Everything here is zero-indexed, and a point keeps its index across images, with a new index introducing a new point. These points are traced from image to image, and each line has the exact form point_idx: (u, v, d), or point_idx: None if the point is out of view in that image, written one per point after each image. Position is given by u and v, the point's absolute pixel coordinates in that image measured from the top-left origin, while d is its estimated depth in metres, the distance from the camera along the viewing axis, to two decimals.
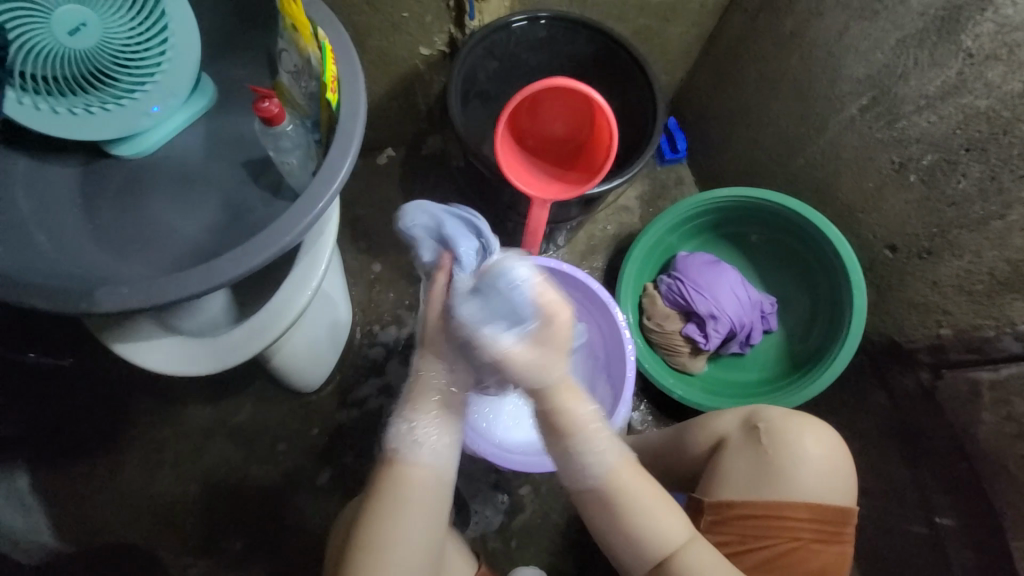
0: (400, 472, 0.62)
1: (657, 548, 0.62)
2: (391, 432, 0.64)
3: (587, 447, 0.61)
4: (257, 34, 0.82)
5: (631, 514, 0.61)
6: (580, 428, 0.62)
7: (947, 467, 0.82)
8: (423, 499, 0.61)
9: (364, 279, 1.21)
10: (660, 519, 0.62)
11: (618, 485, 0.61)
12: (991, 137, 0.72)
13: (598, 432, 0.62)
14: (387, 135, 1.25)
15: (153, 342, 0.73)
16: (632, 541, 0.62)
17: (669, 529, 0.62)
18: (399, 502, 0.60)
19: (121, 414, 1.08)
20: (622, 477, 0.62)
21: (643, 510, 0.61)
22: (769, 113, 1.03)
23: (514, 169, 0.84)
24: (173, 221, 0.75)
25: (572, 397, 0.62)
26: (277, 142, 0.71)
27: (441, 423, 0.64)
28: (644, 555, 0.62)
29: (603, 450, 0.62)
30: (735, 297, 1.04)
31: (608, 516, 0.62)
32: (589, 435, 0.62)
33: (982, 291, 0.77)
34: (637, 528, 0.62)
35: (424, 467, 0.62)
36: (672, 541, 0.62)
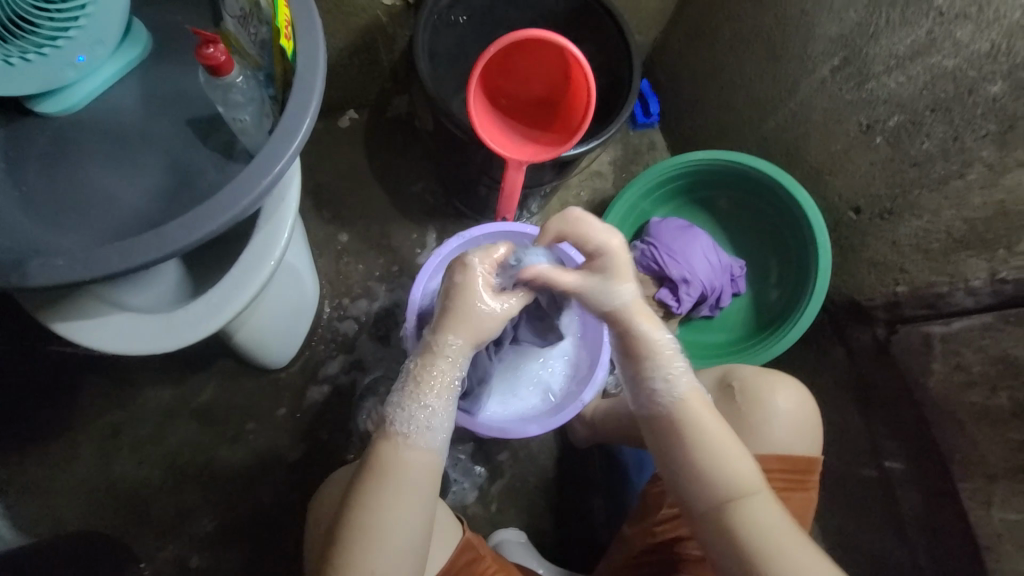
0: (392, 454, 0.61)
1: (727, 487, 0.61)
2: (394, 416, 0.63)
3: (658, 368, 0.65)
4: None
5: (707, 444, 0.62)
6: (659, 350, 0.66)
7: (899, 415, 0.87)
8: (414, 482, 0.61)
9: (330, 249, 1.16)
10: (734, 454, 0.62)
11: (688, 409, 0.64)
12: (955, 97, 0.73)
13: (674, 358, 0.66)
14: (349, 95, 1.17)
15: (97, 321, 0.65)
16: (704, 476, 0.62)
17: (740, 463, 0.62)
18: (389, 483, 0.60)
19: (71, 399, 1.01)
20: (691, 406, 0.64)
21: (719, 440, 0.63)
22: (742, 75, 1.02)
23: (488, 129, 0.79)
24: (112, 186, 0.68)
25: (646, 315, 0.68)
26: (226, 95, 0.64)
27: (442, 398, 0.65)
28: (711, 494, 0.61)
29: (679, 375, 0.65)
30: (707, 261, 1.05)
31: (680, 440, 0.63)
32: (665, 357, 0.66)
33: (938, 249, 0.80)
34: (713, 462, 0.62)
35: (414, 447, 0.62)
36: (743, 478, 0.61)
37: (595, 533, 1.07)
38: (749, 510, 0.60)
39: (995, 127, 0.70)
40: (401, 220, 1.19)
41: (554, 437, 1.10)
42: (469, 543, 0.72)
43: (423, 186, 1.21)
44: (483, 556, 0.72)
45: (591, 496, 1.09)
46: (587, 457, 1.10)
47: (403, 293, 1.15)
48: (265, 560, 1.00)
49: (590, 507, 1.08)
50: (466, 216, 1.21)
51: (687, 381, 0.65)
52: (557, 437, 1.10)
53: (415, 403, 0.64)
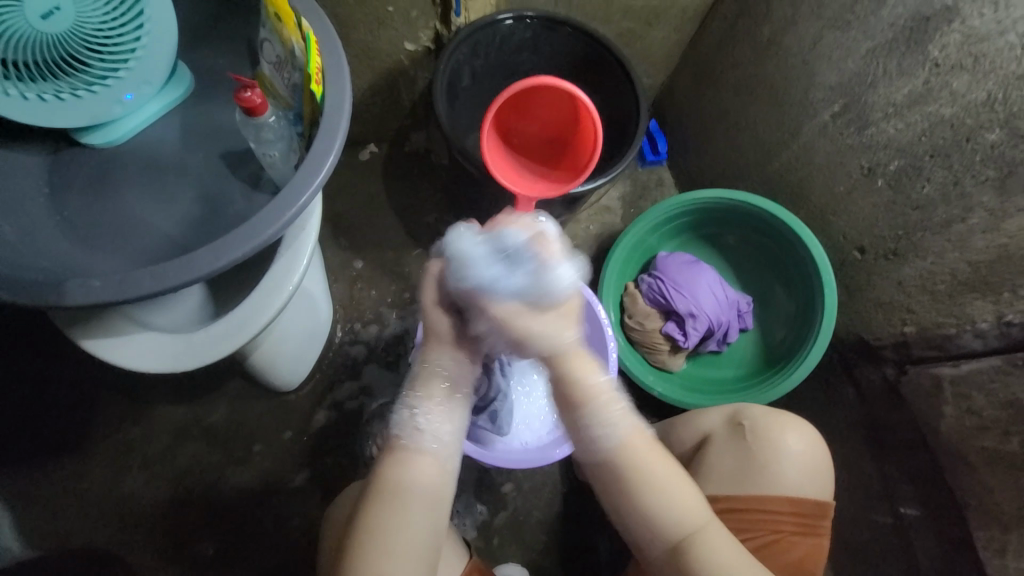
0: (402, 461, 0.61)
1: (675, 529, 0.62)
2: (393, 421, 0.64)
3: (597, 415, 0.62)
4: (238, 23, 0.80)
5: (652, 492, 0.61)
6: (592, 396, 0.63)
7: (911, 459, 0.86)
8: (426, 489, 0.61)
9: (345, 276, 1.20)
10: (680, 498, 0.62)
11: (631, 458, 0.61)
12: (954, 144, 0.75)
13: (611, 403, 0.63)
14: (370, 131, 1.24)
15: (123, 339, 0.69)
16: (651, 523, 0.62)
17: (688, 503, 0.62)
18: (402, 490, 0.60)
19: (88, 414, 1.04)
20: (633, 453, 0.62)
21: (665, 487, 0.61)
22: (747, 117, 1.06)
23: (500, 167, 0.84)
24: (147, 213, 0.72)
25: (580, 361, 0.63)
26: (259, 132, 0.69)
27: (450, 406, 0.64)
28: (659, 537, 0.62)
29: (618, 418, 0.63)
30: (713, 296, 1.06)
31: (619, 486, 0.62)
32: (602, 403, 0.63)
33: (944, 291, 0.81)
34: (659, 508, 0.61)
35: (429, 454, 0.62)
36: (688, 519, 0.62)
37: (598, 572, 1.05)
38: (698, 551, 0.61)
39: (994, 173, 0.72)
40: (414, 249, 1.23)
41: (558, 469, 1.09)
42: (479, 565, 0.74)
43: (437, 217, 1.25)
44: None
45: (595, 534, 1.07)
46: (592, 491, 1.09)
47: (413, 319, 1.17)
48: None
49: (594, 545, 1.06)
50: None
51: (626, 425, 0.63)
52: (561, 470, 1.09)
53: (414, 409, 0.64)
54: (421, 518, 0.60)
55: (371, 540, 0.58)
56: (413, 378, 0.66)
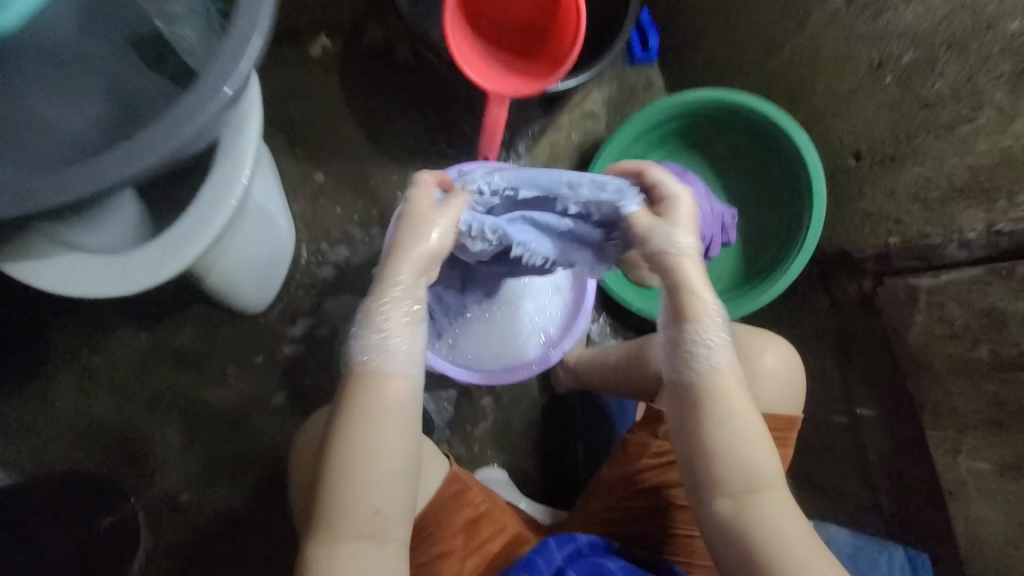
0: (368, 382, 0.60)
1: (739, 478, 0.59)
2: (360, 349, 0.61)
3: (703, 332, 0.61)
4: None
5: (730, 431, 0.59)
6: (705, 315, 0.62)
7: (876, 367, 0.89)
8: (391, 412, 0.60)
9: (305, 191, 1.10)
10: (755, 443, 0.60)
11: (718, 384, 0.61)
12: (975, 33, 0.67)
13: (715, 329, 0.62)
14: (319, 19, 1.07)
15: (54, 261, 0.63)
16: (718, 466, 0.59)
17: (759, 456, 0.59)
18: (371, 415, 0.59)
19: (45, 343, 0.99)
20: (723, 381, 0.61)
21: (745, 427, 0.59)
22: (750, 2, 0.94)
23: (467, 57, 0.72)
24: (48, 114, 0.61)
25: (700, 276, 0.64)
26: (168, 10, 0.64)
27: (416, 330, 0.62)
28: (716, 484, 0.59)
29: (719, 348, 0.62)
30: (698, 210, 1.00)
31: (698, 412, 0.61)
32: (708, 327, 0.62)
33: (937, 199, 0.77)
34: (729, 450, 0.59)
35: (393, 376, 0.60)
36: (755, 467, 0.59)
37: (575, 475, 1.11)
38: (759, 506, 0.58)
39: (1013, 66, 0.65)
40: (380, 161, 1.12)
41: (536, 383, 1.11)
42: (457, 475, 0.75)
43: (403, 124, 1.13)
44: (470, 487, 0.75)
45: (572, 442, 1.11)
46: (569, 404, 1.12)
47: (382, 239, 1.11)
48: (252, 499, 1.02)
49: (570, 452, 1.11)
50: (449, 157, 1.15)
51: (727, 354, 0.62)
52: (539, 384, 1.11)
53: (379, 335, 0.61)
54: (395, 439, 0.59)
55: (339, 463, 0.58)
56: (372, 306, 0.61)
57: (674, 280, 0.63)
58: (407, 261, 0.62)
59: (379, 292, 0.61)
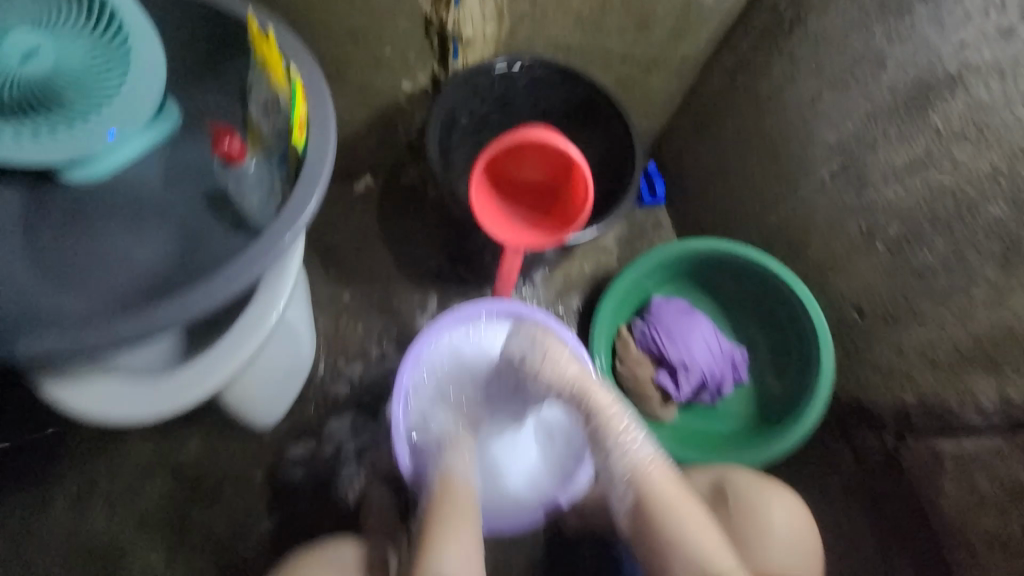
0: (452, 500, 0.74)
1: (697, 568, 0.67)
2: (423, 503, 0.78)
3: (618, 447, 0.77)
4: (218, 58, 0.75)
5: (668, 506, 0.72)
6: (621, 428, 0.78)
7: (909, 534, 0.82)
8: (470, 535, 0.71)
9: (330, 309, 1.17)
10: (691, 532, 0.69)
11: (649, 477, 0.74)
12: (955, 214, 0.73)
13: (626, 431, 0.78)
14: (366, 163, 1.23)
15: (91, 385, 0.66)
16: (673, 548, 0.70)
17: (705, 541, 0.68)
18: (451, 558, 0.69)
19: (55, 448, 1.00)
20: (651, 474, 0.74)
21: (681, 507, 0.71)
22: (745, 166, 1.04)
23: (491, 215, 0.82)
24: (121, 255, 0.70)
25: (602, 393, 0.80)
26: (239, 181, 0.72)
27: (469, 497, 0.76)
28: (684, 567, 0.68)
29: (633, 447, 0.77)
30: (707, 348, 1.04)
31: (652, 513, 0.72)
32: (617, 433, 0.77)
33: (945, 361, 0.77)
34: (675, 526, 0.70)
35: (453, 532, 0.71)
36: (708, 557, 0.67)
37: None
38: None
39: (998, 247, 0.70)
40: (405, 284, 1.21)
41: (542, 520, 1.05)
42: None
43: (429, 251, 1.23)
44: None
45: None
46: (576, 550, 1.04)
47: (396, 358, 1.15)
48: None
49: None
50: (468, 282, 1.22)
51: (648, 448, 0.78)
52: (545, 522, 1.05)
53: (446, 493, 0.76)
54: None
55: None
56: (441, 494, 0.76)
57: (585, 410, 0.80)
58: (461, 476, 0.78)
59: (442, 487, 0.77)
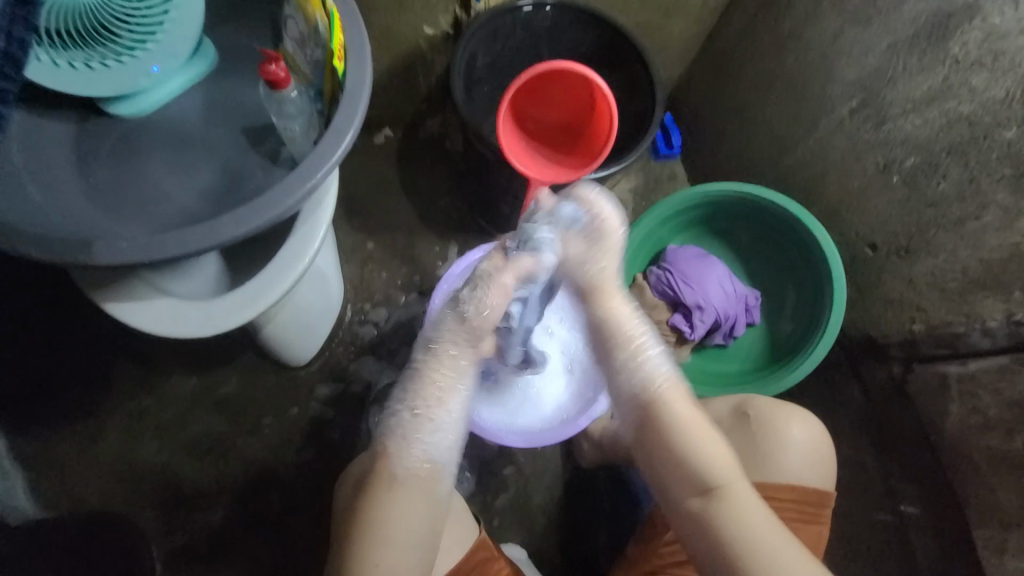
0: (388, 477, 0.61)
1: (697, 477, 0.60)
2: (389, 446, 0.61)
3: (637, 359, 0.62)
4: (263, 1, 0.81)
5: (688, 428, 0.61)
6: (633, 337, 0.63)
7: (912, 456, 0.86)
8: (418, 515, 0.61)
9: (355, 257, 1.21)
10: (714, 450, 0.60)
11: (669, 395, 0.62)
12: (971, 141, 0.76)
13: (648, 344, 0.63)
14: (385, 115, 1.24)
15: (146, 305, 0.71)
16: (681, 464, 0.61)
17: (711, 451, 0.60)
18: (397, 499, 0.60)
19: (105, 383, 1.07)
20: (667, 390, 0.62)
21: (703, 424, 0.61)
22: (763, 110, 1.05)
23: (516, 151, 0.85)
24: (169, 184, 0.74)
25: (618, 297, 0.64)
26: (282, 107, 0.72)
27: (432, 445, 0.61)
28: (685, 482, 0.61)
29: (653, 361, 0.63)
30: (722, 291, 1.07)
31: (656, 426, 0.61)
32: (632, 341, 0.63)
33: (955, 288, 0.81)
34: (690, 445, 0.60)
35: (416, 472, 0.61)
36: (715, 467, 0.60)
37: (595, 553, 1.07)
38: (724, 501, 0.59)
39: (1010, 171, 0.72)
40: (425, 233, 1.24)
41: (560, 454, 1.12)
42: (485, 542, 0.75)
43: (448, 202, 1.26)
44: (497, 557, 0.75)
45: (593, 519, 1.09)
46: (592, 479, 1.11)
47: (419, 304, 1.19)
48: (267, 556, 1.02)
49: (592, 529, 1.08)
50: (487, 232, 1.25)
51: (668, 366, 0.63)
52: (562, 455, 1.11)
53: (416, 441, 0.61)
54: (420, 519, 0.61)
55: (365, 532, 0.60)
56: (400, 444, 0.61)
57: (598, 315, 0.64)
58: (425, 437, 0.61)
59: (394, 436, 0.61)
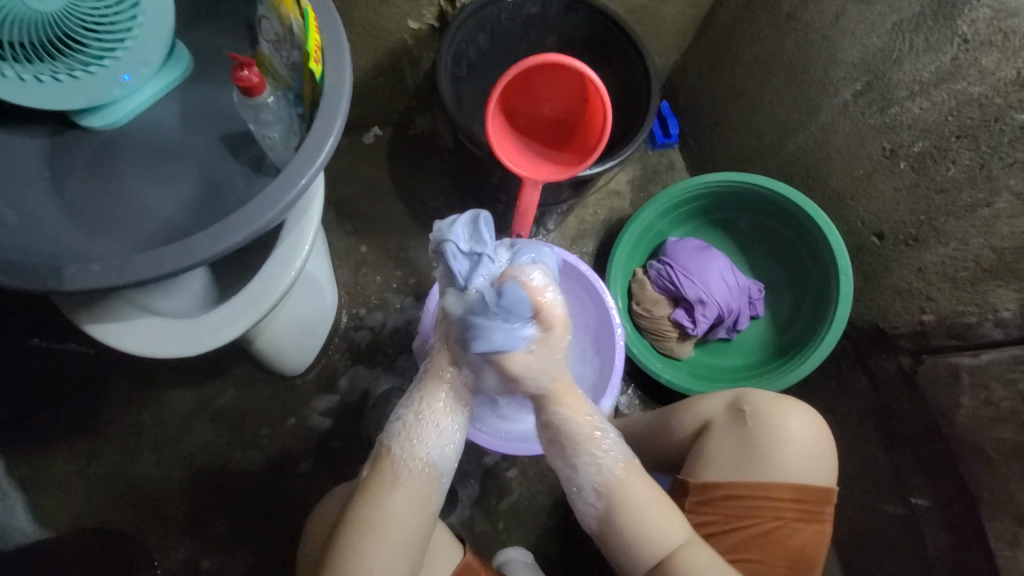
0: (392, 474, 0.64)
1: (651, 551, 0.65)
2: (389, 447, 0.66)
3: (588, 452, 0.67)
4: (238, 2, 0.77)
5: (638, 513, 0.65)
6: (587, 429, 0.69)
7: (924, 450, 0.84)
8: (417, 514, 0.63)
9: (349, 261, 1.18)
10: (663, 528, 0.65)
11: (622, 482, 0.67)
12: (982, 124, 0.73)
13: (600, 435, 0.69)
14: (373, 113, 1.21)
15: (128, 325, 0.69)
16: (637, 545, 0.65)
17: (666, 527, 0.65)
18: (392, 502, 0.62)
19: (100, 399, 1.06)
20: (621, 479, 0.67)
21: (653, 508, 0.66)
22: (763, 96, 1.02)
23: (506, 149, 0.82)
24: (147, 198, 0.71)
25: (571, 392, 0.69)
26: (258, 114, 0.69)
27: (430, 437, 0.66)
28: (644, 557, 0.65)
29: (605, 452, 0.68)
30: (724, 284, 1.04)
31: (612, 514, 0.66)
32: (586, 434, 0.68)
33: (966, 278, 0.79)
34: (639, 526, 0.65)
35: (411, 473, 0.64)
36: (667, 543, 0.65)
37: (601, 554, 1.06)
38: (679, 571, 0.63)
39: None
40: (419, 234, 1.21)
41: None
42: (468, 566, 0.74)
43: (441, 201, 1.23)
44: None
45: None
46: None
47: (415, 307, 1.16)
48: (270, 567, 1.01)
49: None
50: None
51: (622, 452, 0.69)
52: None
53: (415, 439, 0.66)
54: (413, 525, 0.62)
55: (364, 536, 0.60)
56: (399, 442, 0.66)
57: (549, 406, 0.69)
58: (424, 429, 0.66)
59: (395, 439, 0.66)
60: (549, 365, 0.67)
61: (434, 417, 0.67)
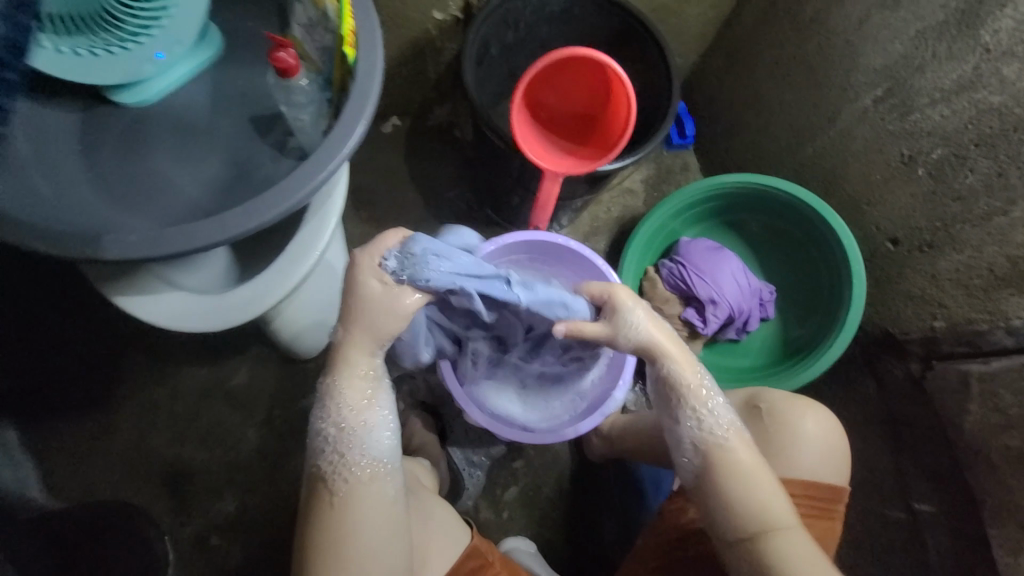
0: (332, 491, 0.64)
1: (753, 522, 0.63)
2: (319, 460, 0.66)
3: (697, 412, 0.68)
4: None
5: (742, 477, 0.64)
6: (692, 388, 0.69)
7: (930, 455, 0.85)
8: (372, 514, 0.63)
9: (364, 248, 1.20)
10: (761, 493, 0.64)
11: (727, 445, 0.66)
12: (1002, 133, 0.73)
13: (707, 395, 0.69)
14: (393, 103, 1.22)
15: (153, 300, 0.71)
16: (734, 512, 0.63)
17: (767, 492, 0.63)
18: (341, 513, 0.63)
19: (115, 374, 1.07)
20: (727, 441, 0.66)
21: (755, 473, 0.64)
22: (782, 100, 1.02)
23: (529, 141, 0.83)
24: (175, 175, 0.72)
25: (675, 346, 0.70)
26: (290, 96, 0.71)
27: (353, 444, 0.65)
28: (737, 525, 0.63)
29: (710, 412, 0.68)
30: (736, 284, 1.04)
31: (714, 475, 0.65)
32: (691, 393, 0.69)
33: (979, 286, 0.79)
34: (740, 493, 0.64)
35: (348, 483, 0.64)
36: (770, 510, 0.63)
37: (603, 547, 1.07)
38: (781, 542, 0.61)
39: None
40: (434, 224, 1.22)
41: (569, 447, 1.11)
42: (476, 548, 0.74)
43: (457, 192, 1.24)
44: (490, 562, 0.74)
45: (602, 512, 1.09)
46: (602, 471, 1.11)
47: None
48: (276, 546, 1.02)
49: (601, 522, 1.08)
50: (496, 224, 1.22)
51: (724, 419, 0.68)
52: (571, 448, 1.11)
53: (337, 453, 0.65)
54: (367, 524, 0.63)
55: (326, 547, 0.62)
56: (327, 467, 0.65)
57: (648, 355, 0.70)
58: (345, 442, 0.65)
59: (326, 462, 0.65)
60: (640, 318, 0.69)
61: (342, 433, 0.65)
